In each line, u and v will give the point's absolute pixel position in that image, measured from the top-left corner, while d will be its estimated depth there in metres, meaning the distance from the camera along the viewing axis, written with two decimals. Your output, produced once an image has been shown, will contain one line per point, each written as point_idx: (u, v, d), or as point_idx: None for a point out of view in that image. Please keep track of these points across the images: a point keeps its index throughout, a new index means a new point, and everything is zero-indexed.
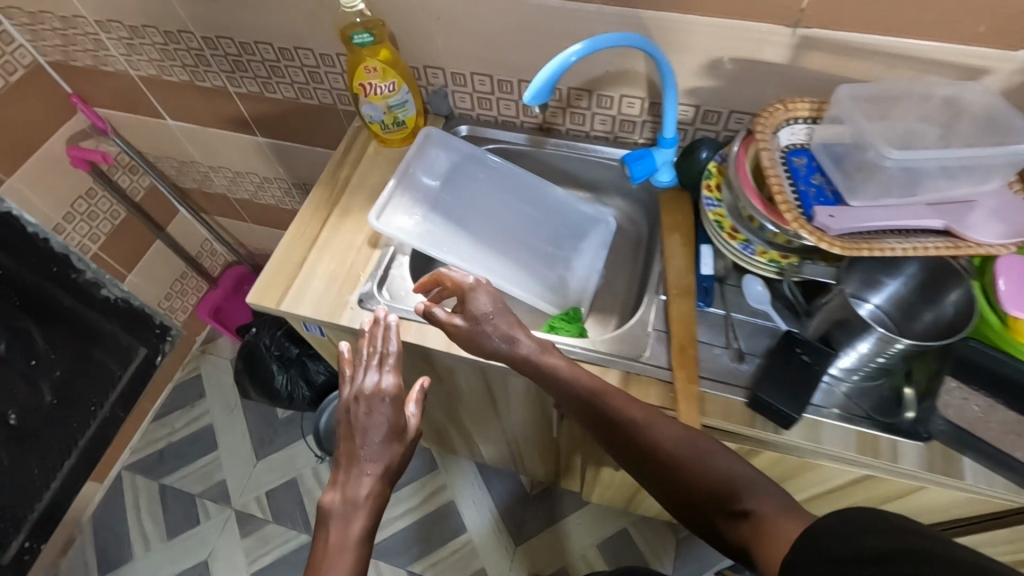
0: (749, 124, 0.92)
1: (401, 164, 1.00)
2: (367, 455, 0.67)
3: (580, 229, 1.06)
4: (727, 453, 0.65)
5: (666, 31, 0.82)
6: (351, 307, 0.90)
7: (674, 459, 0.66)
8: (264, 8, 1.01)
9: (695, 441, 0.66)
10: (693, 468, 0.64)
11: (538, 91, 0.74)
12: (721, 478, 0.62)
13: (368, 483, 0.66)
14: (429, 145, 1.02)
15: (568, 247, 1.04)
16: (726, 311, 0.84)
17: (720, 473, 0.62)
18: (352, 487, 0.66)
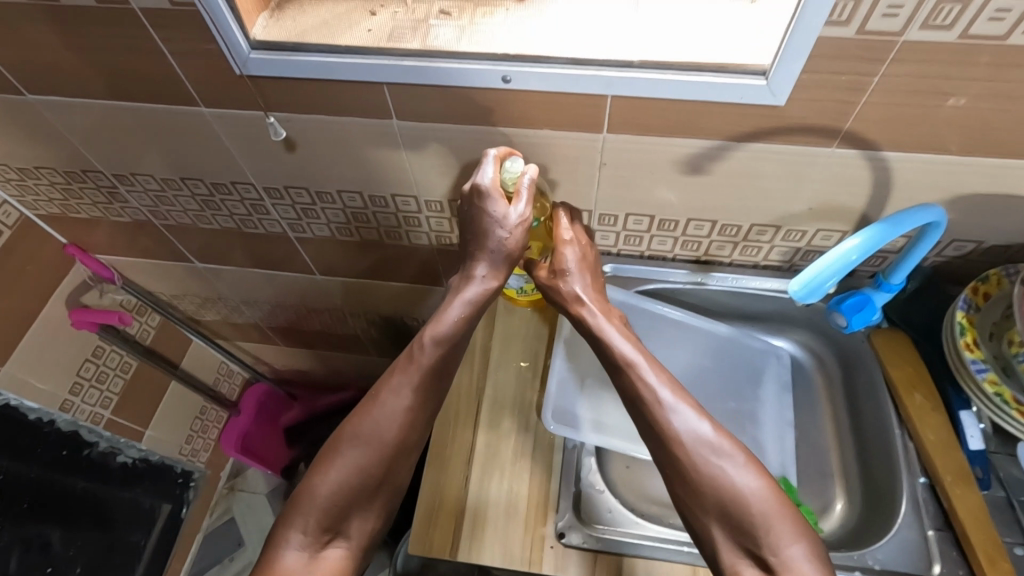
0: (969, 251, 0.78)
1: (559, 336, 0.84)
2: (434, 328, 0.65)
3: (755, 368, 0.91)
4: (762, 472, 0.60)
5: (905, 171, 0.68)
6: (550, 543, 0.70)
7: (701, 459, 0.60)
8: (362, 159, 0.80)
9: (735, 457, 0.60)
10: (717, 479, 0.59)
11: (810, 286, 0.59)
12: (742, 501, 0.58)
13: (399, 403, 0.63)
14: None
15: (748, 396, 0.89)
16: (1008, 494, 0.70)
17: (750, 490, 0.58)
18: (405, 374, 0.64)
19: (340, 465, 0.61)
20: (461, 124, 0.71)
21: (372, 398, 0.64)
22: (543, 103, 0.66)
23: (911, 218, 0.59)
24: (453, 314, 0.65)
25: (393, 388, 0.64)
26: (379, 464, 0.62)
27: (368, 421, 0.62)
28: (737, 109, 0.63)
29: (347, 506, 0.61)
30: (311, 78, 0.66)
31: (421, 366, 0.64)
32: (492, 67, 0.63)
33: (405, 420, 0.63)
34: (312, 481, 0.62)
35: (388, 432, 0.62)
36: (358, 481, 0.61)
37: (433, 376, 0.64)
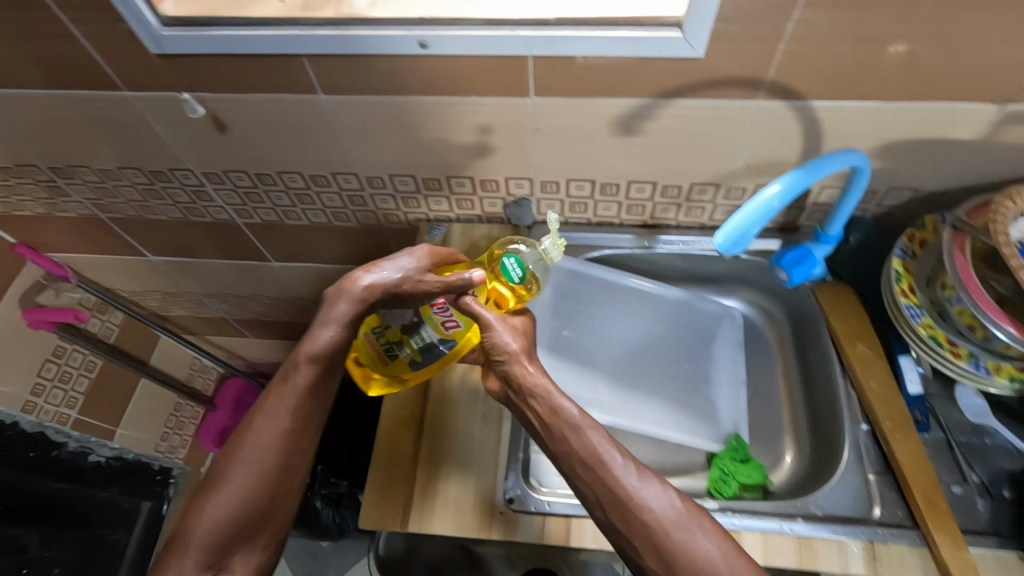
0: (908, 199, 0.78)
1: None
2: (308, 347, 0.68)
3: (708, 331, 0.91)
4: (716, 530, 0.58)
5: (833, 120, 0.68)
6: (498, 510, 0.71)
7: (657, 524, 0.58)
8: (296, 138, 0.79)
9: (692, 516, 0.58)
10: (675, 542, 0.57)
11: (734, 239, 0.58)
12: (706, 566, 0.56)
13: (274, 427, 0.66)
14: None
15: (701, 358, 0.90)
16: (947, 435, 0.72)
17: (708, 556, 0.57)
18: (279, 398, 0.67)
19: (220, 496, 0.63)
20: (387, 95, 0.71)
21: (248, 422, 0.67)
22: (464, 68, 0.66)
23: (829, 163, 0.59)
24: (327, 334, 0.67)
25: (267, 414, 0.67)
26: (260, 492, 0.65)
27: (241, 449, 0.66)
28: (658, 64, 0.63)
29: (230, 536, 0.64)
30: (228, 53, 0.65)
31: (297, 389, 0.67)
32: (407, 32, 0.62)
33: (280, 445, 0.66)
34: (193, 515, 0.63)
35: (265, 457, 0.65)
36: (238, 512, 0.64)
37: (306, 393, 0.68)
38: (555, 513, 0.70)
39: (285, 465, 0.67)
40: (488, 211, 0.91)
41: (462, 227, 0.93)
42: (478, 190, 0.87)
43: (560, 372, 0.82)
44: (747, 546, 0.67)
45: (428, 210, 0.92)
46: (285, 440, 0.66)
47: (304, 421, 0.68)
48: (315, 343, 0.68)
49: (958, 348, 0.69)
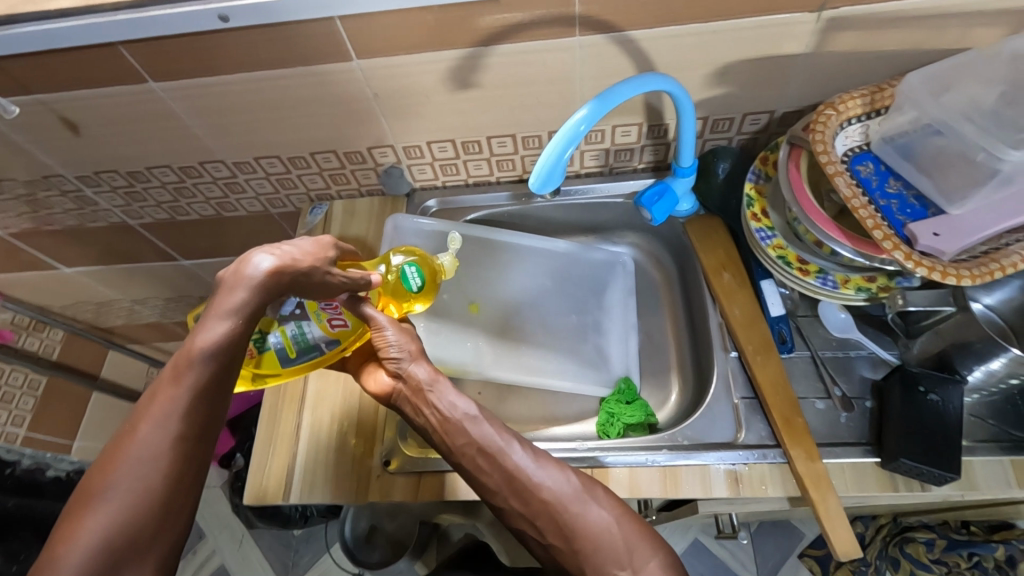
0: (766, 123, 0.78)
1: None
2: (200, 338, 0.53)
3: (598, 279, 0.91)
4: (613, 500, 0.54)
5: (660, 48, 0.67)
6: (377, 474, 0.72)
7: (556, 502, 0.54)
8: (149, 130, 0.79)
9: (589, 489, 0.55)
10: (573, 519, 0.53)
11: (545, 176, 0.58)
12: (603, 536, 0.52)
13: (161, 431, 0.49)
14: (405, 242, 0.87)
15: (591, 307, 0.89)
16: (811, 352, 0.72)
17: (602, 527, 0.52)
18: (169, 397, 0.51)
19: (89, 523, 0.45)
20: (216, 75, 0.70)
21: (128, 428, 0.49)
22: (279, 38, 0.65)
23: (638, 84, 0.59)
24: (220, 325, 0.54)
25: (153, 417, 0.50)
26: (144, 512, 0.46)
27: (115, 462, 0.47)
28: (462, 11, 0.62)
29: (106, 573, 0.44)
30: (39, 49, 0.65)
31: (195, 386, 0.52)
32: (206, 7, 0.61)
33: (173, 451, 0.49)
34: (59, 544, 0.44)
35: (152, 470, 0.47)
36: (118, 541, 0.45)
37: (204, 393, 0.52)
38: (430, 471, 0.71)
39: (178, 479, 0.49)
40: (366, 184, 0.91)
41: (345, 203, 0.93)
42: (347, 163, 0.86)
43: (437, 336, 0.83)
44: (615, 481, 0.68)
45: (308, 190, 0.92)
46: (180, 447, 0.49)
47: (205, 424, 0.51)
48: (208, 335, 0.54)
49: (808, 266, 0.68)
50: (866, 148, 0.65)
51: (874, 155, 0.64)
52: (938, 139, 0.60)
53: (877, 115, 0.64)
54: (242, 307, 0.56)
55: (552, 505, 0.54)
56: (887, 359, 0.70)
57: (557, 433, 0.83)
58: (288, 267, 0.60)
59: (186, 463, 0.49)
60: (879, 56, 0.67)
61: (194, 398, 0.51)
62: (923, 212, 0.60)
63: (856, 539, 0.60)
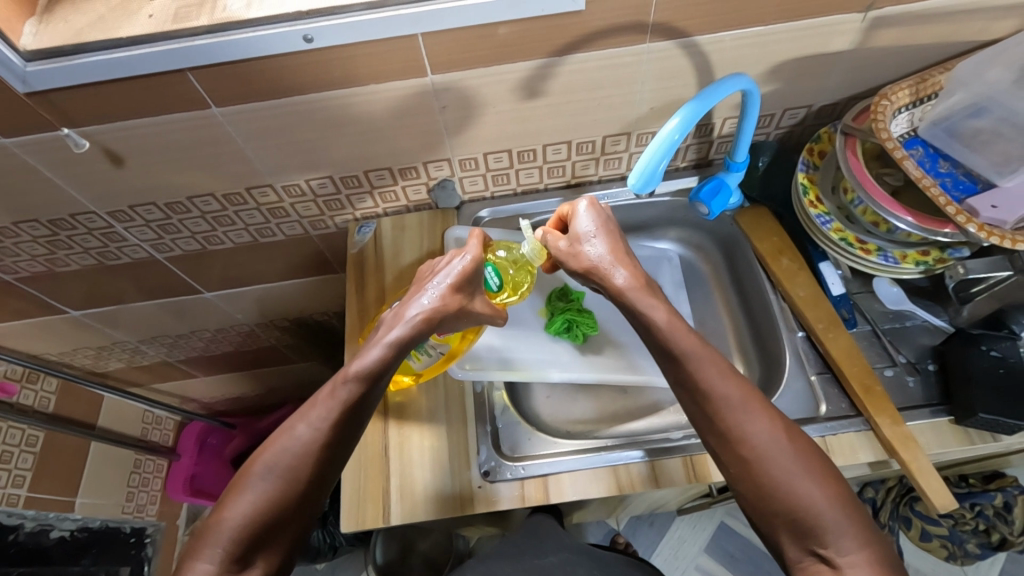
0: (803, 117, 0.83)
1: None
2: (357, 363, 0.61)
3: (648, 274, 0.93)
4: (828, 480, 0.56)
5: (720, 51, 0.71)
6: (477, 486, 0.72)
7: (760, 461, 0.57)
8: (201, 158, 0.76)
9: (808, 469, 0.56)
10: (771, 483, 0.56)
11: (647, 176, 0.61)
12: (809, 506, 0.55)
13: (312, 431, 0.59)
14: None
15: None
16: (872, 325, 0.77)
17: (814, 500, 0.55)
18: (325, 407, 0.60)
19: (251, 496, 0.56)
20: (282, 97, 0.69)
21: (289, 425, 0.60)
22: (356, 57, 0.65)
23: (722, 89, 0.62)
24: (375, 352, 0.62)
25: (310, 418, 0.60)
26: (291, 496, 0.57)
27: (275, 450, 0.58)
28: (545, 22, 0.64)
29: (257, 536, 0.56)
30: (103, 78, 0.62)
31: (344, 401, 0.60)
32: (290, 28, 0.61)
33: (319, 455, 0.58)
34: (223, 509, 0.56)
35: (303, 464, 0.58)
36: (269, 515, 0.56)
37: (351, 414, 0.60)
38: (532, 477, 0.72)
39: (318, 473, 0.59)
40: (414, 200, 0.91)
41: (392, 220, 0.93)
42: (399, 180, 0.86)
43: (510, 342, 0.83)
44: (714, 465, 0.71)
45: (354, 210, 0.91)
46: (323, 450, 0.59)
47: (345, 433, 0.60)
48: (365, 360, 0.62)
49: (868, 245, 0.74)
50: (914, 134, 0.71)
51: (922, 139, 0.71)
52: (981, 119, 0.67)
53: (922, 103, 0.71)
54: (398, 342, 0.63)
55: (761, 461, 0.57)
56: (945, 325, 0.76)
57: (633, 427, 0.86)
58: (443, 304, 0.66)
59: (328, 463, 0.59)
60: (912, 50, 0.73)
61: (342, 411, 0.60)
62: (975, 187, 0.68)
63: (949, 490, 0.65)
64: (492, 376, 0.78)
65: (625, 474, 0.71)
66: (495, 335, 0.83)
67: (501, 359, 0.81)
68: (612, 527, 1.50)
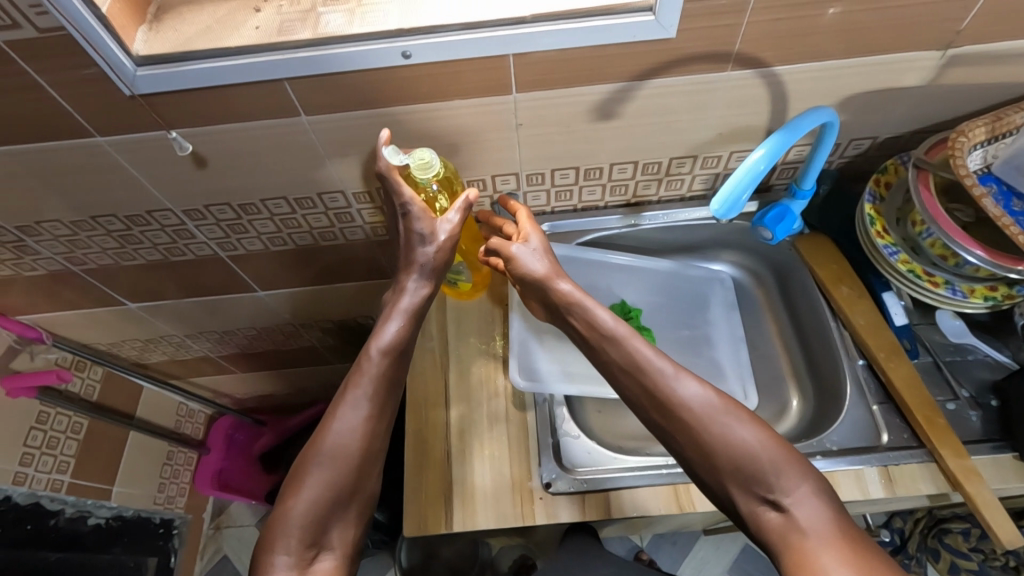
0: (867, 148, 0.84)
1: (511, 302, 0.87)
2: (380, 338, 0.68)
3: (700, 295, 0.95)
4: (759, 427, 0.59)
5: (797, 82, 0.73)
6: (539, 497, 0.73)
7: (697, 421, 0.59)
8: (281, 164, 0.79)
9: (742, 421, 0.59)
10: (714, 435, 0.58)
11: (729, 203, 0.63)
12: (746, 454, 0.57)
13: (357, 413, 0.64)
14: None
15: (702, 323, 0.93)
16: (934, 357, 0.78)
17: (750, 445, 0.57)
18: (360, 386, 0.65)
19: (312, 483, 0.61)
20: (369, 108, 0.71)
21: (332, 411, 0.64)
22: (445, 74, 0.67)
23: (806, 120, 0.63)
24: (392, 325, 0.69)
25: (350, 400, 0.65)
26: (348, 475, 0.62)
27: (326, 436, 0.63)
28: (632, 49, 0.65)
29: (324, 520, 0.61)
30: (206, 86, 0.64)
31: (375, 377, 0.66)
32: (390, 44, 0.63)
33: (365, 431, 0.64)
34: (289, 500, 0.61)
35: (353, 443, 0.63)
36: (331, 497, 0.61)
37: (386, 386, 0.66)
38: (592, 491, 0.73)
39: (372, 450, 0.64)
40: (476, 211, 0.93)
41: None
42: None
43: (567, 356, 0.86)
44: None
45: None
46: (372, 424, 0.64)
47: (384, 404, 0.66)
48: (383, 335, 0.68)
49: (935, 278, 0.74)
50: (987, 170, 0.72)
51: (995, 176, 0.71)
52: None
53: (997, 140, 0.71)
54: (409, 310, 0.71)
55: (699, 422, 0.59)
56: (1010, 363, 0.77)
57: None
58: (427, 265, 0.72)
59: (375, 436, 0.65)
60: (984, 88, 0.74)
61: (377, 386, 0.65)
62: None
63: (1017, 527, 0.65)
64: (559, 390, 0.80)
65: (685, 493, 0.72)
66: (553, 350, 0.86)
67: (562, 372, 0.83)
68: (637, 543, 1.50)
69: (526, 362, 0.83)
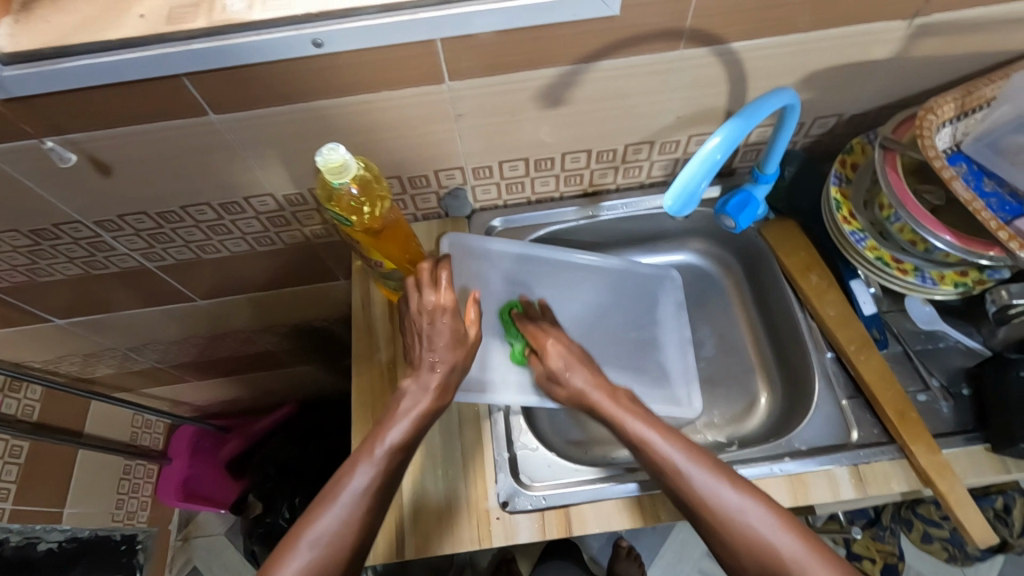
0: (833, 126, 0.79)
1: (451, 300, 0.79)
2: (392, 433, 0.62)
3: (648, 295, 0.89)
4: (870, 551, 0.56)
5: (757, 59, 0.67)
6: (496, 518, 0.68)
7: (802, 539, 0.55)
8: (196, 167, 0.71)
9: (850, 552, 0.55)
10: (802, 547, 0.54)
11: (683, 198, 0.57)
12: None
13: (351, 507, 0.57)
14: (478, 256, 0.83)
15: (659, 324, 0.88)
16: (904, 346, 0.75)
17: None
18: (359, 477, 0.59)
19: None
20: (286, 104, 0.63)
21: (318, 506, 0.57)
22: (367, 63, 0.60)
23: (767, 105, 0.57)
24: (403, 423, 0.63)
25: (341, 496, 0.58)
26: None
27: (310, 535, 0.56)
28: (575, 28, 0.59)
29: None
30: (89, 85, 0.56)
31: (378, 470, 0.60)
32: (297, 31, 0.55)
33: (354, 529, 0.57)
34: None
35: (337, 545, 0.56)
36: None
37: (387, 482, 0.61)
38: (553, 506, 0.68)
39: (361, 549, 0.57)
40: (423, 209, 0.86)
41: None
42: (408, 189, 0.81)
43: (525, 361, 0.80)
44: None
45: None
46: (363, 524, 0.57)
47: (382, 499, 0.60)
48: (395, 431, 0.63)
49: (904, 265, 0.71)
50: (957, 149, 0.68)
51: (965, 154, 0.67)
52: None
53: (967, 117, 0.66)
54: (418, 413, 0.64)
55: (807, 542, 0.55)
56: (979, 349, 0.74)
57: None
58: (448, 354, 0.67)
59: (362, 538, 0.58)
60: (954, 58, 0.69)
61: (376, 480, 0.59)
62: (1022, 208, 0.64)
63: (989, 524, 0.63)
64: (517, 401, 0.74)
65: (652, 504, 0.68)
66: (510, 354, 0.79)
67: (520, 380, 0.77)
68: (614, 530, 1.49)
69: (466, 371, 0.75)
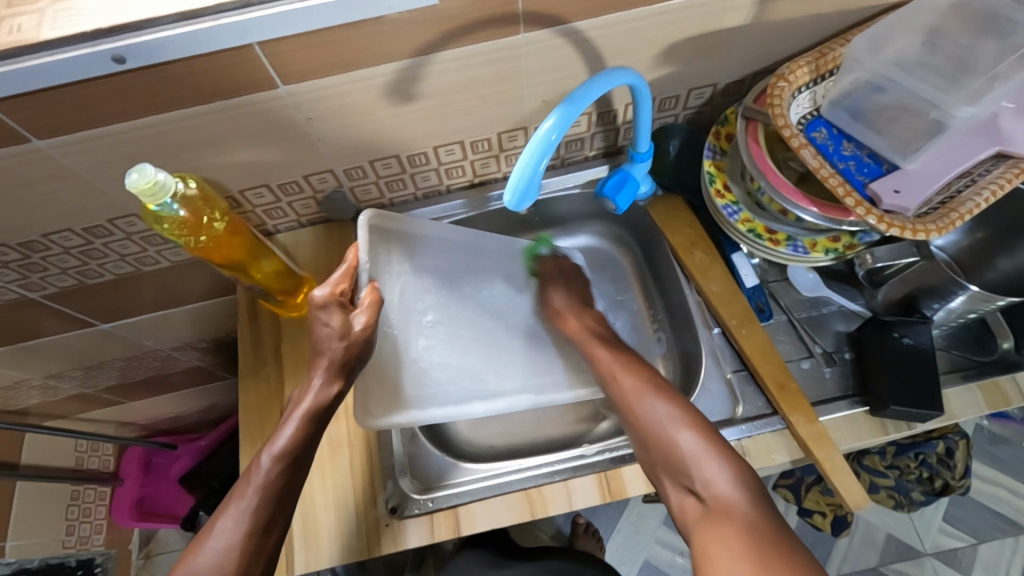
0: (710, 96, 0.78)
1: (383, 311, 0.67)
2: (275, 442, 0.59)
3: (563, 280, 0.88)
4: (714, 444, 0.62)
5: (606, 37, 0.65)
6: (384, 525, 0.67)
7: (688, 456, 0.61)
8: (41, 196, 0.67)
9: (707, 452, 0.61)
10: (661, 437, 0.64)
11: (520, 191, 0.56)
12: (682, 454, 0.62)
13: (236, 526, 0.56)
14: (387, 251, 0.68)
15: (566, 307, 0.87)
16: (788, 315, 0.75)
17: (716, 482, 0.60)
18: (241, 495, 0.58)
19: None
20: (113, 123, 0.60)
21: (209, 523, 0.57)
22: (184, 74, 0.56)
23: (599, 84, 0.56)
24: (288, 429, 0.59)
25: (231, 512, 0.57)
26: None
27: (197, 554, 0.55)
28: (398, 21, 0.56)
29: None
30: None
31: (261, 487, 0.57)
32: (92, 48, 0.52)
33: (244, 546, 0.56)
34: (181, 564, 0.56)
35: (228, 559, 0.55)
36: None
37: (278, 497, 0.58)
38: (441, 508, 0.68)
39: (251, 568, 0.56)
40: (306, 214, 0.83)
41: (285, 237, 0.85)
42: (281, 196, 0.78)
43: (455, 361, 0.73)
44: (629, 480, 0.68)
45: None
46: (245, 545, 0.56)
47: (268, 521, 0.57)
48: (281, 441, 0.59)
49: (778, 235, 0.70)
50: (817, 114, 0.66)
51: (825, 119, 0.65)
52: (880, 96, 0.63)
53: (824, 80, 0.66)
54: (311, 412, 0.60)
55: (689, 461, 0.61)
56: (863, 312, 0.74)
57: (553, 435, 0.84)
58: (333, 359, 0.59)
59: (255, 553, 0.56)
60: (815, 19, 0.68)
61: (260, 499, 0.57)
62: (879, 170, 0.62)
63: (863, 489, 0.63)
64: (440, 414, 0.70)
65: (538, 497, 0.68)
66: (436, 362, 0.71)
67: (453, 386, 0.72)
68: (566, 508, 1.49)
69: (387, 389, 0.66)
